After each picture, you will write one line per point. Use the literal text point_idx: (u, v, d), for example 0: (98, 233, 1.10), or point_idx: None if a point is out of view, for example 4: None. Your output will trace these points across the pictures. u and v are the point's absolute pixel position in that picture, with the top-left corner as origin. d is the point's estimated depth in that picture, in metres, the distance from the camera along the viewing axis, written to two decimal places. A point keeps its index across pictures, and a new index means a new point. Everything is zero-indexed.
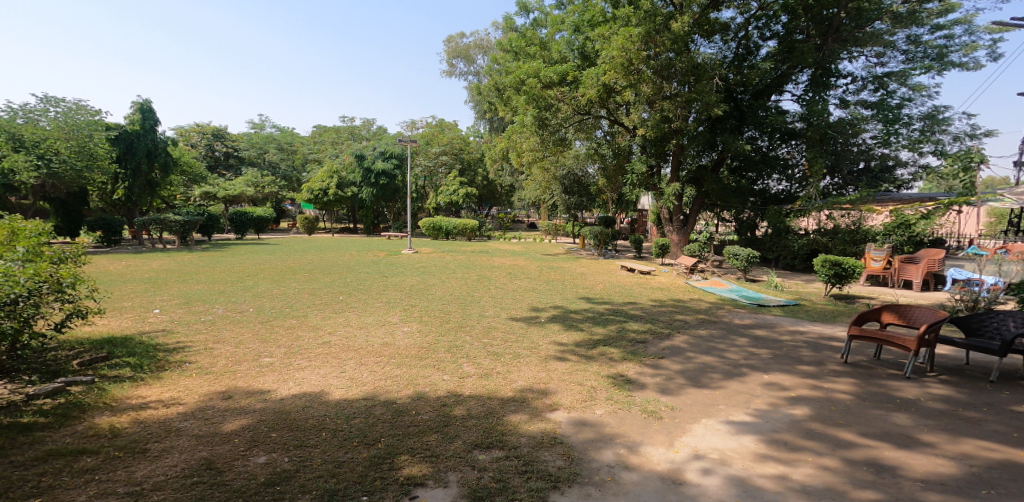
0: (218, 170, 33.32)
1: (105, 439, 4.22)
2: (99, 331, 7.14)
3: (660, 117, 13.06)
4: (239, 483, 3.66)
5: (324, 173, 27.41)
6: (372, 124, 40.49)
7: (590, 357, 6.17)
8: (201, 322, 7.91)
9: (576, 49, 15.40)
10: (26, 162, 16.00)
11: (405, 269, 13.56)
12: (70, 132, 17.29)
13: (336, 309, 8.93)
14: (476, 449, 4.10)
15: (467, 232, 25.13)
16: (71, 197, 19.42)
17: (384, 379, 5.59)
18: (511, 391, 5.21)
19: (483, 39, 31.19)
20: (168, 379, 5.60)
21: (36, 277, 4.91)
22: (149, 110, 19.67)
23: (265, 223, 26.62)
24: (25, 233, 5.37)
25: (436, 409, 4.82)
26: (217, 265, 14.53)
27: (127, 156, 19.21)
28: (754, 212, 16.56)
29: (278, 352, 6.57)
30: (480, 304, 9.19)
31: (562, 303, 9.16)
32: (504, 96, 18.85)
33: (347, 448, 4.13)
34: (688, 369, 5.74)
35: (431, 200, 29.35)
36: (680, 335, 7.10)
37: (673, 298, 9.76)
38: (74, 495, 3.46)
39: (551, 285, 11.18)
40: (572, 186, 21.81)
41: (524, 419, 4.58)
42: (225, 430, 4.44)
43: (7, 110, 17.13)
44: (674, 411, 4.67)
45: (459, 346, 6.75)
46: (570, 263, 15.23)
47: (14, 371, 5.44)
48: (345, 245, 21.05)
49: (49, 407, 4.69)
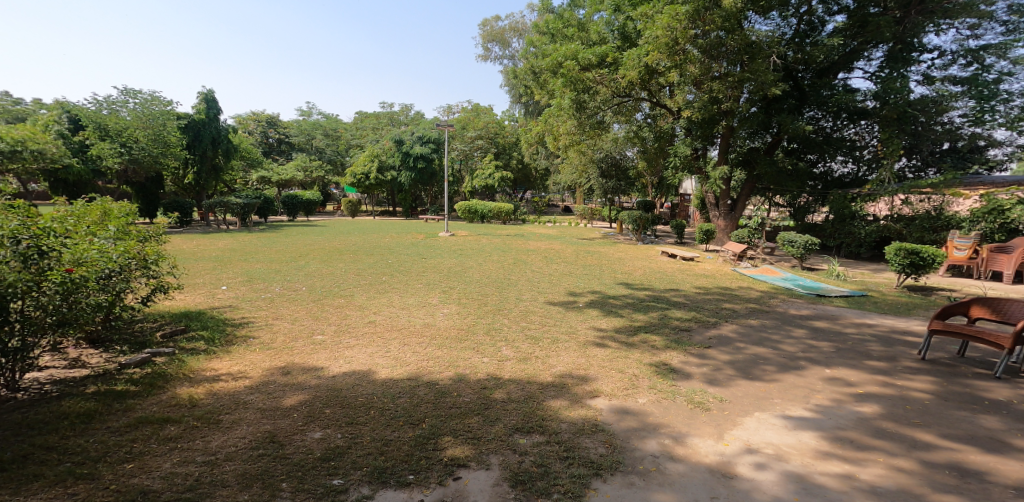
0: (271, 156, 34.68)
1: (184, 408, 4.49)
2: (177, 305, 7.60)
3: (708, 98, 12.61)
4: (298, 457, 3.83)
5: (366, 157, 28.04)
6: (410, 110, 40.91)
7: (631, 345, 6.10)
8: (262, 300, 8.25)
9: (616, 30, 15.01)
10: (111, 149, 17.39)
11: (444, 252, 13.70)
12: (147, 121, 18.56)
13: (379, 290, 9.12)
14: (517, 433, 4.13)
15: (502, 216, 25.11)
16: (149, 181, 20.21)
17: (427, 360, 5.70)
18: (551, 376, 5.21)
19: (518, 21, 30.75)
20: (236, 353, 5.87)
21: (125, 254, 5.35)
22: (214, 100, 20.33)
23: (313, 205, 27.49)
24: (115, 213, 5.97)
25: (477, 391, 4.88)
26: (274, 244, 15.14)
27: (197, 143, 20.00)
28: (813, 197, 15.94)
29: (329, 330, 6.81)
30: (517, 288, 9.19)
31: (600, 289, 9.06)
32: (540, 80, 18.45)
33: (394, 427, 4.24)
34: (738, 360, 5.60)
35: (466, 184, 29.43)
36: (728, 325, 6.93)
37: (719, 286, 9.53)
38: (160, 462, 3.71)
39: (589, 270, 11.08)
40: (609, 169, 21.06)
41: (565, 405, 4.58)
42: (285, 405, 4.63)
43: (94, 103, 18.50)
44: (723, 403, 4.58)
45: (497, 328, 6.80)
46: (608, 248, 15.07)
47: (108, 341, 5.91)
48: (385, 227, 21.41)
49: (137, 376, 5.03)
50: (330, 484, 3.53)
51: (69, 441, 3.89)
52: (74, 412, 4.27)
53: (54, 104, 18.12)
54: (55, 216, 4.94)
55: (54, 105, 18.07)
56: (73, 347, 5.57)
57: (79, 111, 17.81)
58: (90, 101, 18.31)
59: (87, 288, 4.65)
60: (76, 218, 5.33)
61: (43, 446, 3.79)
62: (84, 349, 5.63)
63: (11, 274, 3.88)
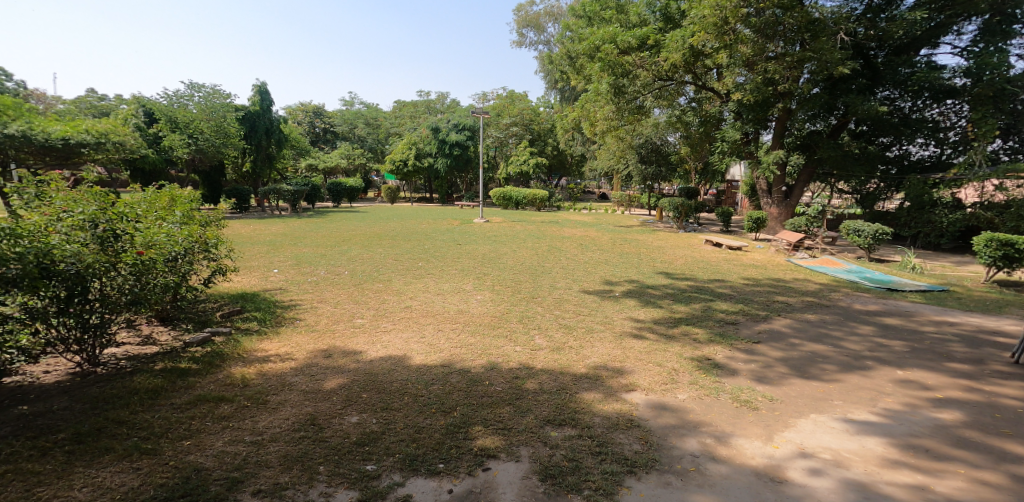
0: (317, 145, 35.69)
1: (238, 388, 4.60)
2: (235, 287, 7.88)
3: (762, 80, 11.80)
4: (335, 441, 3.84)
5: (404, 145, 28.35)
6: (446, 98, 41.03)
7: (671, 337, 5.86)
8: (309, 283, 8.43)
9: (658, 11, 14.33)
10: (181, 140, 18.11)
11: (478, 238, 13.66)
12: (211, 114, 19.22)
13: (415, 275, 9.16)
14: (548, 425, 4.00)
15: (537, 203, 24.86)
16: (214, 170, 20.84)
17: (460, 347, 5.64)
18: (585, 367, 5.05)
19: (553, 6, 30.15)
20: (283, 334, 6.00)
21: (189, 238, 5.59)
22: (267, 92, 21.10)
23: (356, 192, 28.04)
24: (181, 200, 6.29)
25: (508, 381, 4.77)
26: (320, 230, 15.54)
27: (252, 134, 21.14)
28: (886, 183, 15.10)
29: (368, 314, 6.87)
30: (551, 276, 9.03)
31: (638, 278, 8.80)
32: (577, 65, 18.01)
33: (426, 414, 4.19)
34: (792, 357, 5.28)
35: (501, 171, 29.35)
36: (781, 319, 6.56)
37: (771, 277, 9.07)
38: (214, 440, 3.79)
39: (626, 258, 10.79)
40: (650, 155, 20.24)
41: (598, 398, 4.42)
42: (326, 387, 4.67)
43: (166, 98, 19.45)
44: (774, 402, 4.31)
45: (530, 316, 6.69)
46: (646, 236, 14.66)
47: (176, 318, 6.19)
48: (422, 214, 21.57)
49: (198, 356, 5.21)
50: (363, 469, 3.52)
51: (138, 416, 4.03)
52: (141, 389, 4.42)
53: (131, 98, 18.99)
54: (129, 201, 5.18)
55: (132, 99, 18.81)
56: (145, 325, 5.83)
57: (154, 105, 18.61)
58: (162, 97, 19.31)
59: (158, 270, 4.86)
60: (147, 202, 5.63)
61: (113, 420, 3.93)
62: (154, 328, 5.88)
63: (89, 254, 4.17)
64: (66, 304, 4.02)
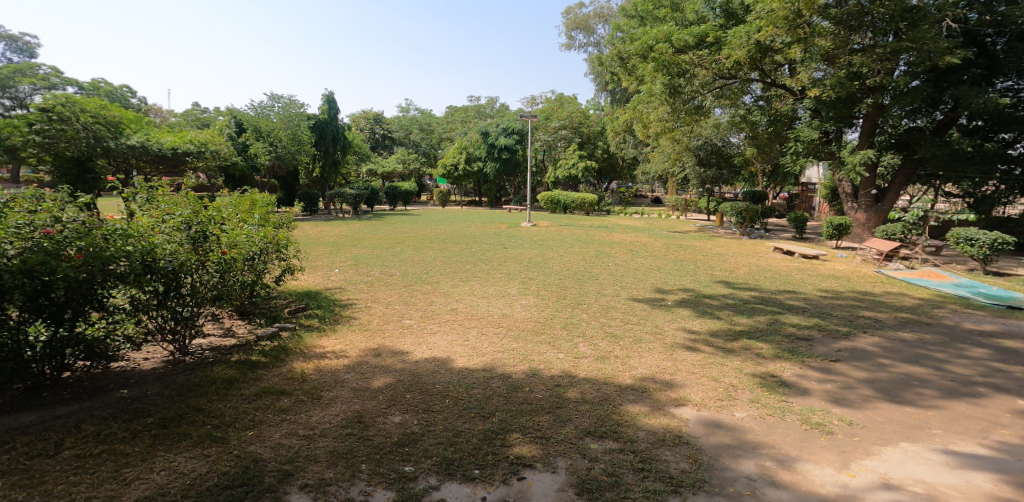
0: (376, 150, 37.01)
1: (298, 382, 4.70)
2: (301, 285, 8.18)
3: (845, 73, 11.14)
4: (378, 439, 3.80)
5: (455, 149, 28.82)
6: (496, 102, 41.35)
7: (728, 351, 5.47)
8: (365, 283, 8.60)
9: (718, 7, 13.77)
10: (263, 147, 19.76)
11: (525, 242, 13.56)
12: (287, 123, 20.95)
13: (463, 278, 9.15)
14: (588, 437, 3.79)
15: (585, 207, 24.51)
16: (290, 174, 22.32)
17: (502, 352, 5.51)
18: (631, 378, 4.78)
19: (604, 7, 29.77)
20: (339, 332, 6.11)
21: (265, 239, 6.07)
22: (335, 101, 21.98)
23: (410, 196, 28.69)
24: (260, 203, 6.85)
25: (549, 389, 4.59)
26: (378, 231, 16.00)
27: (321, 141, 21.99)
28: (1007, 187, 13.63)
29: (416, 315, 6.88)
30: (598, 281, 8.76)
31: (694, 287, 8.38)
32: (628, 67, 17.52)
33: (465, 418, 4.08)
34: (877, 379, 4.79)
35: (550, 174, 29.18)
36: (865, 336, 6.00)
37: (855, 290, 8.35)
38: (272, 432, 3.87)
39: (681, 265, 10.33)
40: (710, 157, 19.23)
41: (644, 411, 4.15)
42: (373, 386, 4.65)
43: (252, 109, 21.44)
44: (853, 427, 3.89)
45: (575, 323, 6.46)
46: (703, 242, 14.05)
47: (252, 314, 6.50)
48: (472, 217, 21.71)
49: (267, 350, 5.39)
50: (402, 470, 3.44)
51: (213, 405, 4.20)
52: (218, 379, 4.61)
53: (225, 112, 20.80)
54: (216, 205, 5.69)
55: (225, 113, 20.59)
56: (224, 318, 6.14)
57: (243, 116, 20.40)
58: (249, 109, 21.21)
59: (236, 267, 5.36)
60: (232, 205, 6.05)
61: (192, 408, 4.11)
62: (232, 322, 6.17)
63: (183, 252, 4.60)
64: (163, 299, 4.42)
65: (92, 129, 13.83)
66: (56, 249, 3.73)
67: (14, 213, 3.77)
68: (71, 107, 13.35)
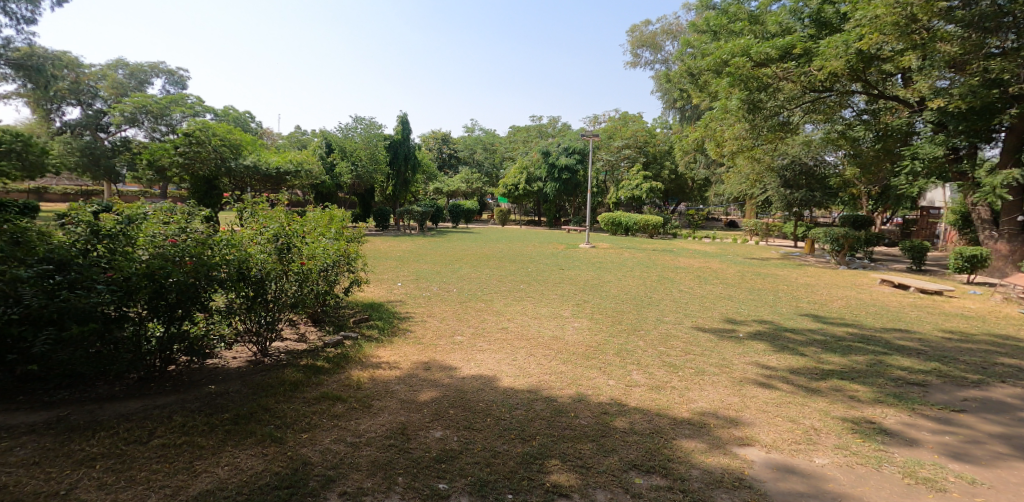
0: (442, 170, 38.11)
1: (353, 389, 4.65)
2: (365, 296, 8.33)
3: (978, 80, 9.56)
4: (417, 453, 3.63)
5: (515, 169, 29.52)
6: (558, 122, 41.48)
7: (813, 391, 4.87)
8: (422, 297, 8.62)
9: (809, 17, 12.45)
10: (347, 167, 21.23)
11: (583, 263, 13.19)
12: (367, 143, 21.96)
13: (515, 297, 8.95)
14: (634, 470, 3.44)
15: (649, 229, 23.47)
16: (367, 192, 23.34)
17: (549, 374, 5.22)
18: (689, 412, 4.35)
19: (672, 23, 29.33)
20: (395, 343, 6.06)
21: (340, 252, 6.25)
22: (409, 122, 22.92)
23: (472, 214, 29.00)
24: (338, 219, 7.11)
25: (595, 415, 4.25)
26: (439, 248, 16.24)
27: (395, 161, 22.74)
28: None
29: (467, 331, 6.74)
30: (660, 308, 8.25)
31: (770, 319, 7.69)
32: (699, 83, 16.92)
33: (505, 439, 3.83)
34: (1013, 435, 4.06)
35: (611, 195, 28.76)
36: (1000, 386, 5.13)
37: (990, 334, 7.21)
38: (324, 437, 3.80)
39: (758, 295, 9.57)
40: (798, 178, 17.20)
41: (701, 448, 3.74)
42: (419, 399, 4.51)
43: (339, 130, 22.81)
44: (972, 489, 3.30)
45: (630, 350, 6.04)
46: (785, 271, 13.08)
47: (324, 320, 6.60)
48: (530, 237, 21.57)
49: (331, 356, 5.42)
50: (435, 487, 3.27)
51: (279, 405, 4.22)
52: (286, 381, 4.66)
53: (319, 134, 22.69)
54: (301, 219, 5.98)
55: (318, 134, 22.37)
56: (300, 324, 6.27)
57: (332, 137, 22.01)
58: (337, 130, 22.66)
59: (313, 279, 5.57)
60: (316, 219, 6.29)
61: (262, 407, 4.15)
62: (306, 329, 6.28)
63: (271, 262, 4.88)
64: (252, 304, 4.69)
65: (219, 151, 15.87)
66: (176, 255, 4.08)
67: (152, 224, 4.17)
68: (206, 133, 15.53)
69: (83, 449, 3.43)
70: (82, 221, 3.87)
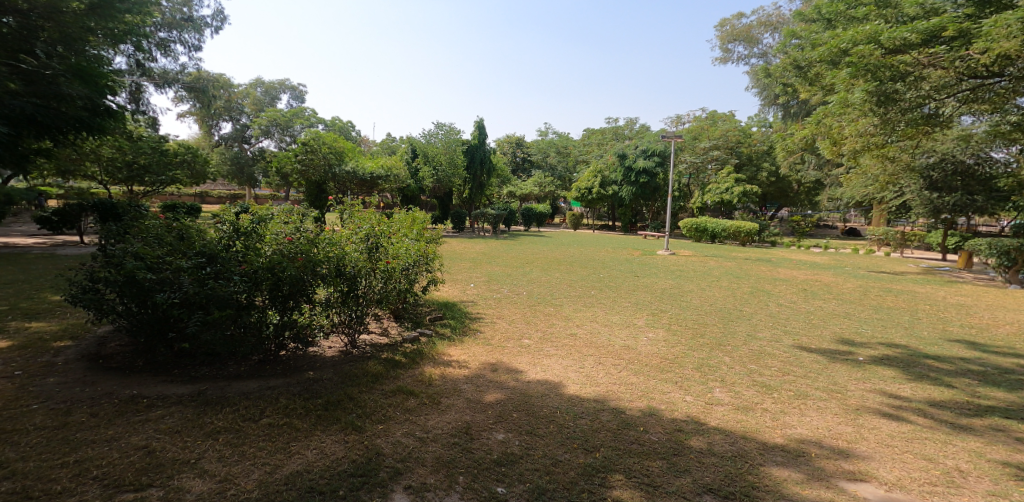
0: (516, 174, 38.45)
1: (424, 385, 4.60)
2: (439, 295, 8.38)
3: None
4: (479, 454, 3.48)
5: (589, 173, 29.08)
6: (635, 123, 40.38)
7: (963, 428, 4.16)
8: (493, 299, 8.55)
9: None
10: (428, 171, 21.77)
11: (660, 271, 12.53)
12: (447, 147, 22.15)
13: (586, 303, 8.63)
14: (709, 495, 3.11)
15: (741, 235, 21.88)
16: (446, 196, 23.71)
17: (619, 384, 4.90)
18: (782, 437, 3.87)
19: (769, 14, 27.51)
20: (464, 343, 5.98)
21: (422, 252, 6.28)
22: (485, 126, 23.18)
23: (545, 217, 28.78)
24: (419, 221, 7.15)
25: (667, 432, 3.89)
26: (512, 251, 16.19)
27: (472, 165, 23.37)
28: None
29: (535, 336, 6.53)
30: (750, 323, 7.58)
31: (893, 342, 6.77)
32: (806, 75, 15.48)
33: (567, 448, 3.59)
34: None
35: (696, 199, 27.56)
36: None
37: None
38: (396, 429, 3.76)
39: (889, 315, 8.54)
40: (947, 179, 15.02)
41: (795, 478, 3.31)
42: (484, 400, 4.37)
43: (422, 135, 23.43)
44: None
45: (713, 366, 5.54)
46: (919, 288, 11.59)
47: (404, 317, 6.65)
48: (602, 242, 21.03)
49: (408, 351, 5.44)
50: (494, 491, 3.11)
51: (362, 395, 4.24)
52: (368, 372, 4.70)
53: (405, 141, 23.47)
54: (387, 221, 6.09)
55: (404, 141, 23.10)
56: (382, 319, 6.37)
57: (415, 143, 22.58)
58: (421, 136, 23.15)
59: (399, 277, 5.61)
60: (400, 221, 6.33)
61: (348, 395, 4.20)
62: (387, 324, 6.38)
63: (361, 260, 4.99)
64: (346, 298, 4.78)
65: (328, 157, 17.55)
66: (291, 252, 4.31)
67: (276, 223, 4.53)
68: (318, 141, 17.44)
69: (212, 422, 3.62)
70: (229, 220, 4.37)
